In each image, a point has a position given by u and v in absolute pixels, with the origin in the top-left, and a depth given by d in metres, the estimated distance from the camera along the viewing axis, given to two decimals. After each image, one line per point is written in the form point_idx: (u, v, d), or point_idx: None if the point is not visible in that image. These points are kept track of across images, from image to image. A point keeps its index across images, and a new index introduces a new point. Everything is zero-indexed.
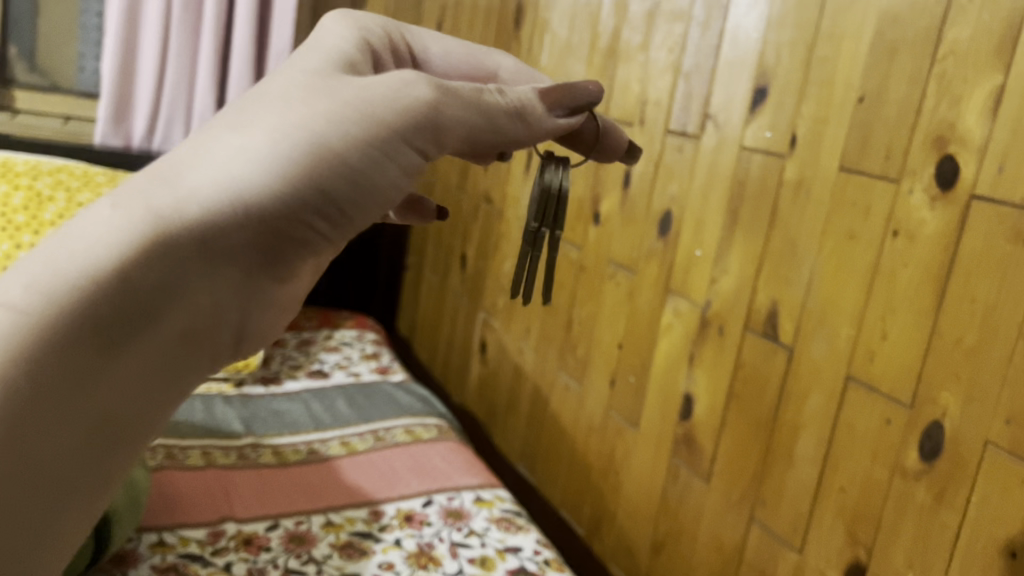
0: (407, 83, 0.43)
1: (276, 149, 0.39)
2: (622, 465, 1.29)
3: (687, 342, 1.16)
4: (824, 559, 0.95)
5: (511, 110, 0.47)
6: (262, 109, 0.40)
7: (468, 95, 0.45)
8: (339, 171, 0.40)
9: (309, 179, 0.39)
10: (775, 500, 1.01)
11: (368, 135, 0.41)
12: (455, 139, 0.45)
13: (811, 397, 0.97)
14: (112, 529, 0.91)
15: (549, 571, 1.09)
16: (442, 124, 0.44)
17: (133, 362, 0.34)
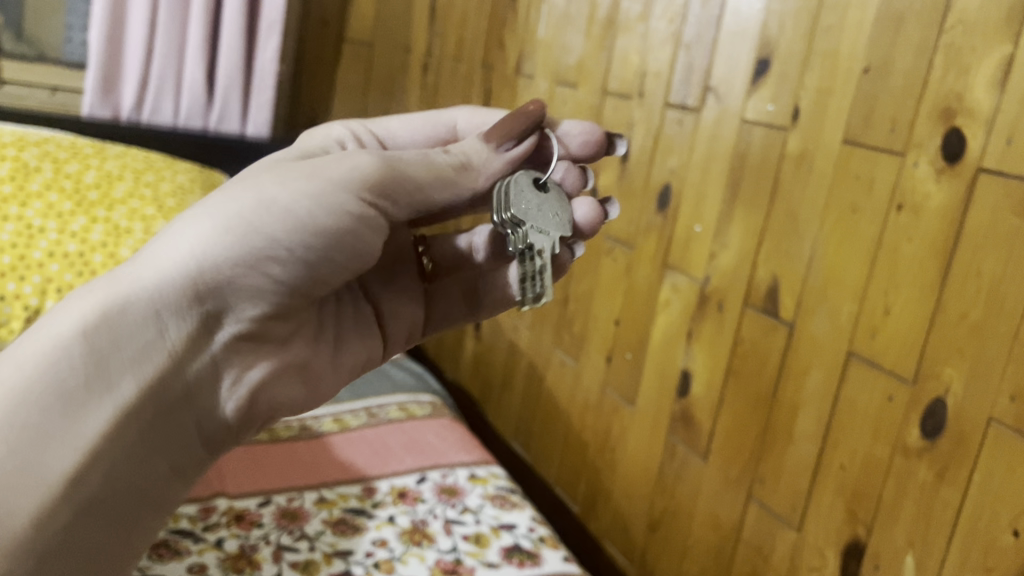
0: (363, 164, 0.56)
1: (209, 231, 0.52)
2: (618, 442, 1.28)
3: (686, 319, 1.15)
4: (822, 537, 0.94)
5: (458, 164, 0.59)
6: (215, 199, 0.54)
7: (419, 158, 0.58)
8: (255, 233, 0.52)
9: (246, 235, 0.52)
10: (774, 478, 1.00)
11: (301, 214, 0.54)
12: (409, 194, 0.57)
13: (811, 373, 0.96)
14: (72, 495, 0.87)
15: (544, 548, 1.08)
16: (392, 182, 0.57)
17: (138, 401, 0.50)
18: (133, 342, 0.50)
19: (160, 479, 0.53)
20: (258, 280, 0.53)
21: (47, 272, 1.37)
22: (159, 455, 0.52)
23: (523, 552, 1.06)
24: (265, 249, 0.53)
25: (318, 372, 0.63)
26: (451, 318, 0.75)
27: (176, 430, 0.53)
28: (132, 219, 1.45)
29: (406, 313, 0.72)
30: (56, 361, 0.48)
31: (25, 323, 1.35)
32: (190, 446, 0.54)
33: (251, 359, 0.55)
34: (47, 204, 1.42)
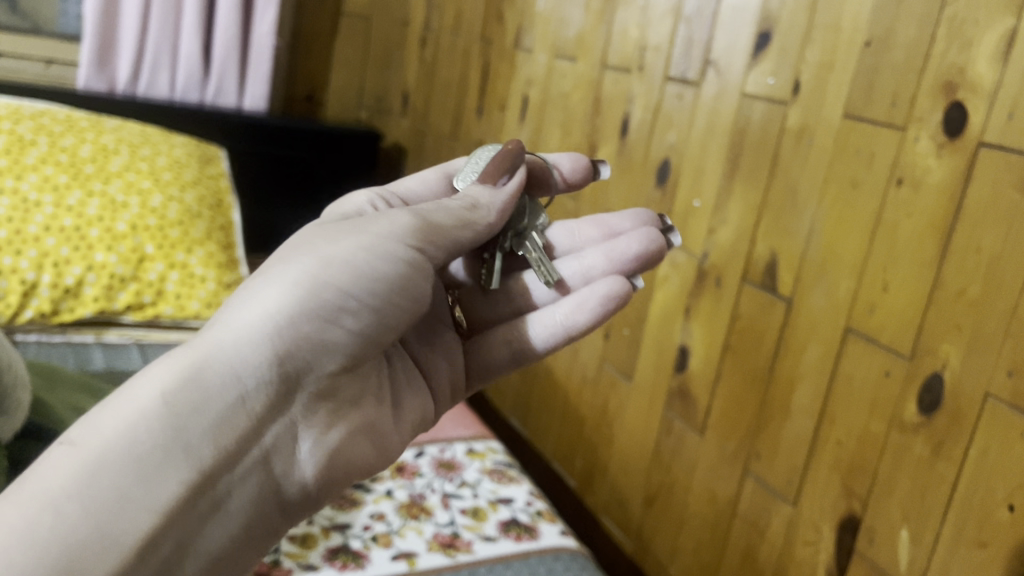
0: (401, 220, 0.61)
1: (274, 304, 0.56)
2: (615, 417, 1.29)
3: (684, 295, 1.15)
4: (817, 511, 0.94)
5: (466, 203, 0.65)
6: (271, 276, 0.57)
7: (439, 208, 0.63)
8: (329, 296, 0.57)
9: (315, 299, 0.56)
10: (770, 453, 1.01)
11: (358, 277, 0.58)
12: (439, 243, 0.62)
13: (809, 348, 0.96)
14: None
15: (541, 522, 1.09)
16: (425, 229, 0.62)
17: (249, 464, 0.54)
18: (237, 410, 0.54)
19: (289, 517, 0.58)
20: (338, 334, 0.58)
21: (44, 246, 1.37)
22: (304, 496, 0.58)
23: (521, 526, 1.07)
24: (332, 304, 0.57)
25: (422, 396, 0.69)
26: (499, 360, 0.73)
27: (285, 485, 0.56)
28: (128, 193, 1.47)
29: (446, 355, 0.72)
30: (168, 432, 0.51)
31: (22, 297, 1.35)
32: (315, 494, 0.58)
33: (356, 406, 0.61)
34: (42, 177, 1.41)
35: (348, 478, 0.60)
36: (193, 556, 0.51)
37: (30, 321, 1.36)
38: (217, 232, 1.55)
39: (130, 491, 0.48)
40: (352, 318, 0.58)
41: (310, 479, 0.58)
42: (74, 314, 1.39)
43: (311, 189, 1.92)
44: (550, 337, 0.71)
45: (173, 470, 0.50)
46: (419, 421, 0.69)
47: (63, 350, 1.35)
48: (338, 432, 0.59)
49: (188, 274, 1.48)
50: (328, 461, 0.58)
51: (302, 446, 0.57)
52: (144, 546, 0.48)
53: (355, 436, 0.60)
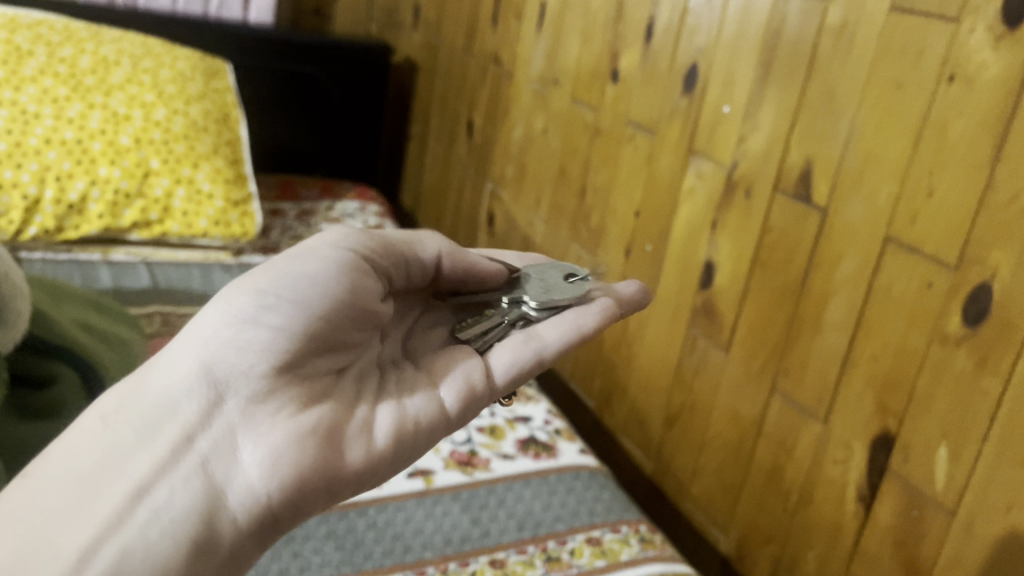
0: (324, 238, 0.63)
1: (200, 328, 0.58)
2: (636, 337, 1.25)
3: (710, 208, 1.09)
4: (848, 429, 0.91)
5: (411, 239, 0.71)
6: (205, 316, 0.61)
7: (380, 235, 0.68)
8: (247, 302, 0.58)
9: (236, 310, 0.58)
10: (799, 371, 0.97)
11: (271, 283, 0.59)
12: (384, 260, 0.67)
13: (844, 261, 0.91)
14: (67, 397, 0.87)
15: (559, 440, 1.07)
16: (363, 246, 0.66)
17: (189, 469, 0.53)
18: (172, 418, 0.55)
19: (259, 529, 0.54)
20: (267, 338, 0.57)
21: (45, 159, 1.33)
22: (265, 500, 0.54)
23: (539, 444, 1.05)
24: (253, 312, 0.58)
25: (418, 408, 0.63)
26: (516, 365, 0.68)
27: (238, 490, 0.53)
28: (131, 106, 1.42)
29: (457, 363, 0.67)
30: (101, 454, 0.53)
31: (24, 214, 1.31)
32: (279, 500, 0.54)
33: (311, 406, 0.58)
34: (41, 89, 1.36)
35: (318, 478, 0.55)
36: (137, 558, 0.47)
37: (35, 238, 1.32)
38: (223, 148, 1.50)
39: (65, 501, 0.50)
40: (279, 317, 0.58)
41: (259, 482, 0.54)
42: (79, 231, 1.35)
43: (320, 107, 1.86)
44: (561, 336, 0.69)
45: (108, 477, 0.52)
46: (434, 429, 0.64)
47: (69, 267, 1.31)
48: (287, 429, 0.56)
49: (195, 191, 1.44)
50: (280, 460, 0.54)
51: (246, 447, 0.55)
52: (77, 548, 0.47)
53: (315, 436, 0.56)
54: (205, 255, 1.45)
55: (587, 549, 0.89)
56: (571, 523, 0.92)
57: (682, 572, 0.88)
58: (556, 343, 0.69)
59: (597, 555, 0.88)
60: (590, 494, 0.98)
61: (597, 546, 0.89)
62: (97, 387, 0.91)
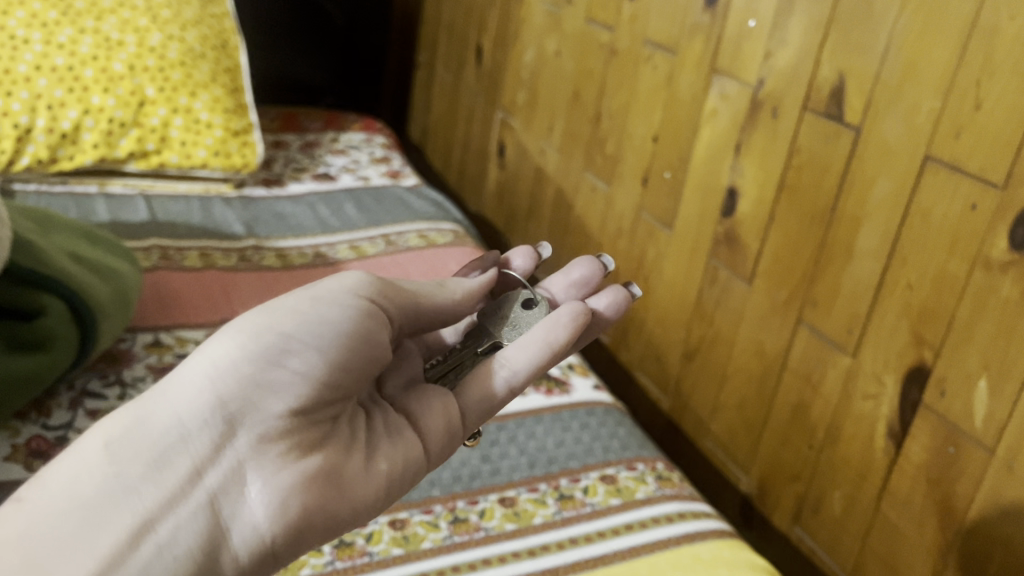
0: (342, 275, 0.54)
1: (208, 354, 0.49)
2: (653, 268, 1.19)
3: (734, 130, 1.03)
4: (879, 362, 0.85)
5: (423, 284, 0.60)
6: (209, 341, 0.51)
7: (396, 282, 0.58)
8: (264, 337, 0.49)
9: (252, 344, 0.49)
10: (827, 301, 0.91)
11: (294, 320, 0.50)
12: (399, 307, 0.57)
13: (878, 183, 0.84)
14: (59, 330, 0.83)
15: (573, 376, 1.02)
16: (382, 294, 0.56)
17: (191, 510, 0.44)
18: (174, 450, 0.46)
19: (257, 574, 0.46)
20: (284, 377, 0.49)
21: (36, 88, 1.27)
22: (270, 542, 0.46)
23: (551, 380, 1.01)
24: (271, 348, 0.49)
25: (424, 452, 0.55)
26: (489, 400, 0.58)
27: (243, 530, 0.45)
28: (124, 31, 1.34)
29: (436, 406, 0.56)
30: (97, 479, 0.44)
31: (16, 144, 1.26)
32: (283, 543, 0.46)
33: (325, 448, 0.49)
34: (30, 13, 1.29)
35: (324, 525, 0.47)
36: None
37: (28, 169, 1.28)
38: (222, 75, 1.44)
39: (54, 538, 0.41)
40: (299, 359, 0.49)
41: (270, 526, 0.45)
42: (74, 161, 1.31)
43: (324, 35, 1.79)
44: (527, 362, 0.58)
45: (99, 516, 0.43)
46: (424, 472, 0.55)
47: (64, 200, 1.26)
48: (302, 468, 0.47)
49: (193, 120, 1.38)
50: (296, 503, 0.46)
51: (255, 485, 0.46)
52: None
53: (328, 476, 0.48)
54: (206, 187, 1.41)
55: (602, 487, 0.85)
56: (585, 460, 0.88)
57: (701, 511, 0.84)
58: (526, 369, 0.58)
59: (612, 493, 0.84)
60: (606, 430, 0.94)
61: (612, 484, 0.85)
62: (88, 319, 0.86)
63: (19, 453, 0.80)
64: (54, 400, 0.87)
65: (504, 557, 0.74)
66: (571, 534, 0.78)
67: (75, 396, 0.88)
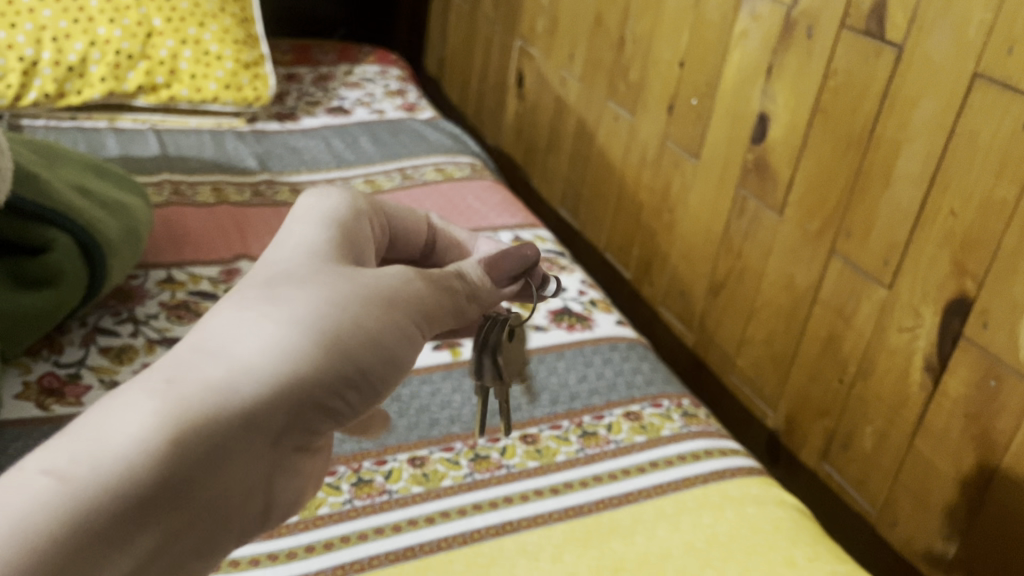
0: (414, 287, 0.47)
1: (293, 348, 0.40)
2: (678, 201, 1.15)
3: (766, 52, 0.98)
4: (917, 294, 0.82)
5: (471, 290, 0.50)
6: (278, 307, 0.42)
7: (441, 278, 0.49)
8: (354, 352, 0.42)
9: (341, 360, 0.41)
10: (862, 231, 0.87)
11: (384, 336, 0.43)
12: (443, 320, 0.48)
13: (921, 104, 0.79)
14: (65, 264, 0.81)
15: (595, 312, 0.99)
16: (434, 307, 0.47)
17: (227, 521, 0.38)
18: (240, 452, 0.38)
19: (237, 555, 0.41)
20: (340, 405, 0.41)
21: (40, 19, 1.23)
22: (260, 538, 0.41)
23: (573, 316, 0.98)
24: (353, 371, 0.42)
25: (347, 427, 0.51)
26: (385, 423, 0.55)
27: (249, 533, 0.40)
28: None
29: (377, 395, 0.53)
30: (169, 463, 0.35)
31: (23, 77, 1.23)
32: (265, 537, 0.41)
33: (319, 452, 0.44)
34: None
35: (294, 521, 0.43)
36: None
37: (35, 104, 1.24)
38: (231, 4, 1.39)
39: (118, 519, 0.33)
40: (366, 392, 0.43)
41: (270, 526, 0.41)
42: (82, 96, 1.26)
43: None
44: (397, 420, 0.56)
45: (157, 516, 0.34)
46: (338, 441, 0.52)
47: (73, 134, 1.23)
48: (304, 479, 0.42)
49: (202, 52, 1.34)
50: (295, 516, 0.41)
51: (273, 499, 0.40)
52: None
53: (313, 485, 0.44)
54: (218, 121, 1.37)
55: (626, 424, 0.82)
56: (609, 397, 0.86)
57: (729, 449, 0.82)
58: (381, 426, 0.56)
59: (637, 430, 0.82)
60: (629, 366, 0.91)
61: (637, 421, 0.83)
62: (97, 255, 0.84)
63: (30, 391, 0.78)
64: (66, 337, 0.85)
65: (526, 495, 0.72)
66: (594, 472, 0.76)
67: (88, 333, 0.86)
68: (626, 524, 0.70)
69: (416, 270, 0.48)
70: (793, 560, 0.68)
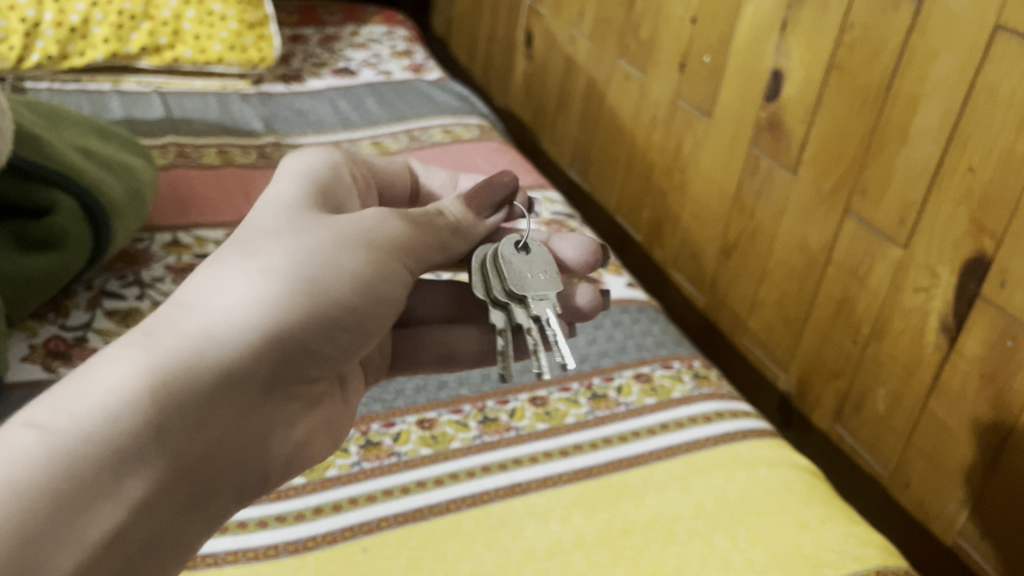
0: (376, 236, 0.50)
1: (261, 301, 0.44)
2: (690, 161, 1.13)
3: (780, 6, 0.95)
4: (934, 253, 0.80)
5: (453, 223, 0.56)
6: (248, 271, 0.45)
7: (423, 216, 0.54)
8: (323, 306, 0.46)
9: (308, 312, 0.45)
10: (878, 190, 0.85)
11: (349, 287, 0.47)
12: (427, 251, 0.53)
13: (940, 58, 0.77)
14: (70, 227, 0.80)
15: (605, 274, 0.98)
16: (417, 244, 0.52)
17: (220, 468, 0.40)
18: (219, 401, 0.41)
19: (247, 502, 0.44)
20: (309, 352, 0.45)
21: None
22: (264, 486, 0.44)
23: None
24: (327, 308, 0.46)
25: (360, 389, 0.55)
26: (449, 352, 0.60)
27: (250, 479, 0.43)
28: None
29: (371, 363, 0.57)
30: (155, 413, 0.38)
31: (25, 39, 1.21)
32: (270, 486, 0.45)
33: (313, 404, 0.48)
34: None
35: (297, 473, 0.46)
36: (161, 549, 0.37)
37: (38, 67, 1.23)
38: None
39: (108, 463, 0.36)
40: (342, 328, 0.47)
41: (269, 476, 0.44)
42: (85, 57, 1.25)
43: None
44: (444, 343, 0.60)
45: (151, 454, 0.37)
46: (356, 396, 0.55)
47: (76, 97, 1.21)
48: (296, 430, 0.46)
49: (206, 12, 1.33)
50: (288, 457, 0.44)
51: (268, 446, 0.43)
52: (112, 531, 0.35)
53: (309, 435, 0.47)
54: (223, 84, 1.35)
55: (636, 386, 0.82)
56: (618, 359, 0.85)
57: (740, 410, 0.81)
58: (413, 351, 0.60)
59: (647, 392, 0.81)
60: (640, 328, 0.90)
61: (647, 382, 0.82)
62: (100, 216, 0.83)
63: (37, 353, 0.78)
64: (72, 300, 0.85)
65: (535, 457, 0.72)
66: (604, 433, 0.75)
67: (93, 296, 0.86)
68: (636, 487, 0.69)
69: (392, 211, 0.52)
70: (805, 522, 0.67)
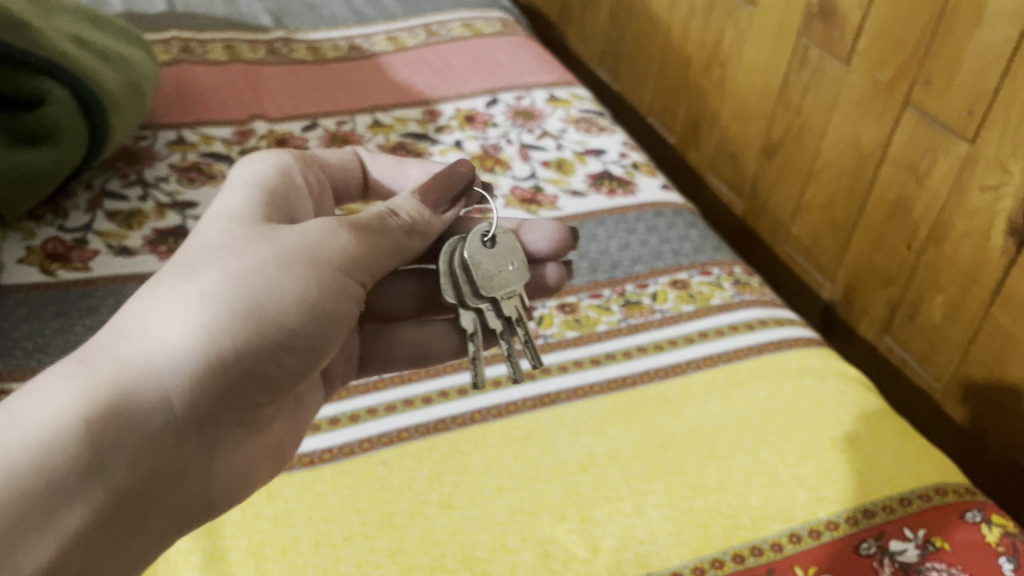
0: (349, 249, 0.43)
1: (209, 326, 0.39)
2: (731, 54, 1.05)
3: None
4: (1005, 148, 0.72)
5: (405, 226, 0.46)
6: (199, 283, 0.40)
7: (373, 220, 0.45)
8: (281, 328, 0.40)
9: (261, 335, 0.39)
10: (944, 79, 0.77)
11: (312, 306, 0.41)
12: (377, 264, 0.44)
13: None
14: (64, 119, 0.74)
15: (638, 176, 0.92)
16: (367, 259, 0.44)
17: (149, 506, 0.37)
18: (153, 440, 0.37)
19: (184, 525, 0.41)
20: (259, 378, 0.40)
21: None
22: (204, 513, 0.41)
23: (614, 180, 0.90)
24: (275, 339, 0.40)
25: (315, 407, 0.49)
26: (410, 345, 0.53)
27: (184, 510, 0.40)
28: None
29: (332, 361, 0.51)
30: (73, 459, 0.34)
31: None
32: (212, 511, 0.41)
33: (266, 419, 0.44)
34: None
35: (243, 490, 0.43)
36: None
37: None
38: None
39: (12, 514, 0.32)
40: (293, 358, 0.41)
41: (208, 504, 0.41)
42: None
43: None
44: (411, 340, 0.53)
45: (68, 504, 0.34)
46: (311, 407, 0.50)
47: None
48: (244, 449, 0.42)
49: None
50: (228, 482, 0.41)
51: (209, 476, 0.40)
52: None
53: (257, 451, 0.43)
54: None
55: (673, 292, 0.76)
56: (653, 265, 0.79)
57: (785, 318, 0.75)
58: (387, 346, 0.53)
59: (684, 299, 0.75)
60: (676, 233, 0.84)
61: (684, 290, 0.76)
62: (95, 105, 0.77)
63: (34, 256, 0.73)
64: (71, 201, 0.80)
65: (565, 366, 0.67)
66: (638, 342, 0.70)
67: (94, 196, 0.80)
68: (674, 398, 0.65)
69: (350, 221, 0.44)
70: (858, 436, 0.63)
